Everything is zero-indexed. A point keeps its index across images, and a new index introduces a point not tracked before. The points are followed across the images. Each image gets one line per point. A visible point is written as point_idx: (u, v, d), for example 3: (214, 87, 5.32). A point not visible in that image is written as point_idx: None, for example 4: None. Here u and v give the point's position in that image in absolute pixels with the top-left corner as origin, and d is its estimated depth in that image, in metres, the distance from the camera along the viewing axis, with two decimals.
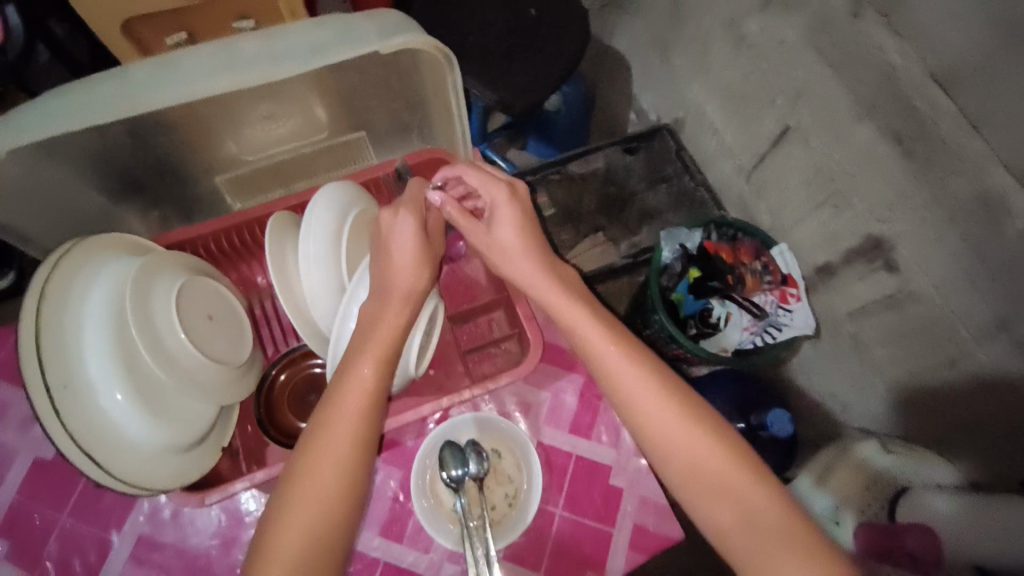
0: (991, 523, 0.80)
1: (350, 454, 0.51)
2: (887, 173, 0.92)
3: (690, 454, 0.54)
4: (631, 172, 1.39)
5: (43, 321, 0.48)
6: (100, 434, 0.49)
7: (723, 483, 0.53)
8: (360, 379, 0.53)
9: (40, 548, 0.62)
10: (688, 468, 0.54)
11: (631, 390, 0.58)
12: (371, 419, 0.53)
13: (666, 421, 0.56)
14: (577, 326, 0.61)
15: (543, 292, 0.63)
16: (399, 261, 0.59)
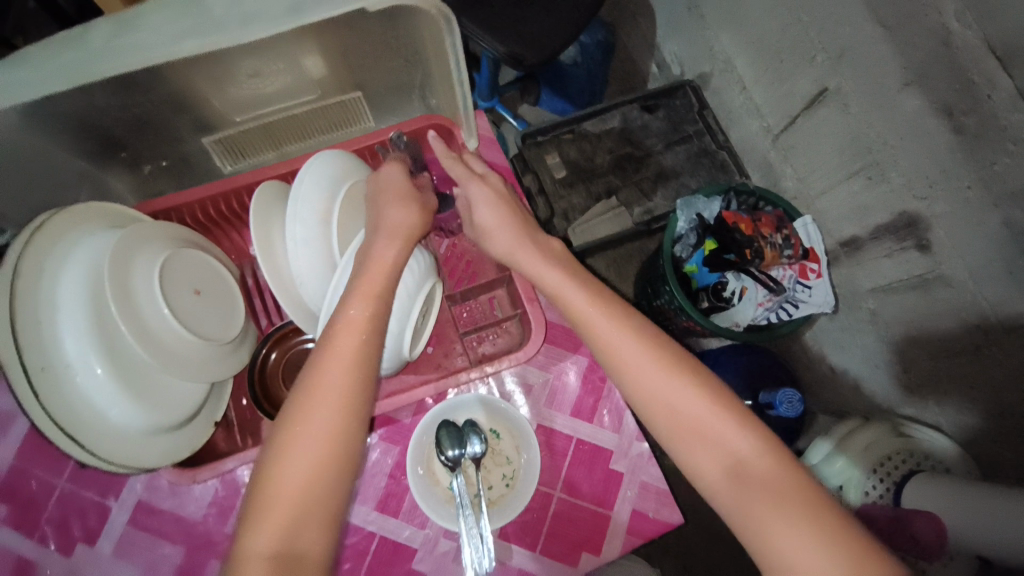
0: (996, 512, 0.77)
1: (350, 393, 0.48)
2: (927, 148, 0.87)
3: (677, 407, 0.52)
4: (649, 130, 1.33)
5: (17, 301, 0.47)
6: (83, 417, 0.48)
7: (708, 432, 0.50)
8: (351, 325, 0.50)
9: (40, 511, 0.64)
10: (676, 422, 0.51)
11: (615, 348, 0.55)
12: (369, 358, 0.50)
13: (653, 376, 0.53)
14: (588, 321, 0.56)
15: (545, 278, 0.60)
16: (382, 227, 0.55)
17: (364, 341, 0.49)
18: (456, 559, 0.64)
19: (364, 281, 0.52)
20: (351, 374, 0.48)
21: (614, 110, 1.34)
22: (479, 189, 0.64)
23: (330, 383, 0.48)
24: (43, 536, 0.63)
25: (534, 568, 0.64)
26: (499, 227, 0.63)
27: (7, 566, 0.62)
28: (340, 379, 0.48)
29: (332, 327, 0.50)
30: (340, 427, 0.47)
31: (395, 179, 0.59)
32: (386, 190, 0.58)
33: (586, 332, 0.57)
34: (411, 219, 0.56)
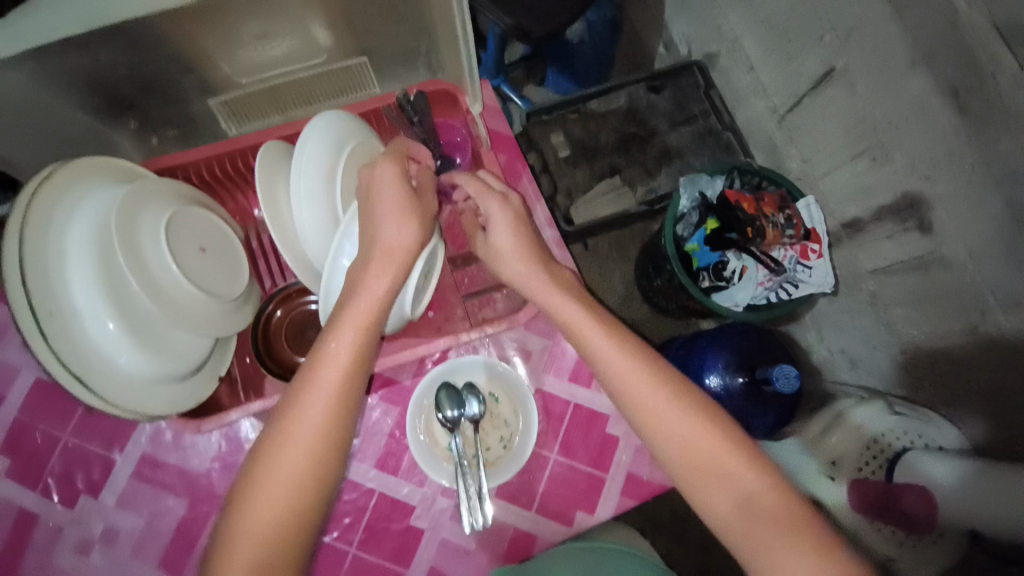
0: (983, 487, 0.79)
1: (328, 432, 0.48)
2: (932, 127, 0.86)
3: (692, 445, 0.52)
4: (655, 110, 1.33)
5: (26, 247, 0.47)
6: (91, 363, 0.49)
7: (720, 471, 0.51)
8: (333, 365, 0.50)
9: (45, 463, 0.65)
10: (691, 460, 0.52)
11: (632, 384, 0.55)
12: (350, 399, 0.50)
13: (670, 414, 0.53)
14: (600, 356, 0.57)
15: (558, 309, 0.59)
16: (379, 241, 0.52)
17: (343, 385, 0.50)
18: (453, 517, 0.66)
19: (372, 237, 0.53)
20: (331, 412, 0.49)
21: (620, 90, 1.34)
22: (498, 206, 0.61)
23: (308, 421, 0.48)
24: (45, 489, 0.65)
25: (528, 527, 0.66)
26: (513, 251, 0.61)
27: (7, 519, 0.64)
28: (318, 418, 0.48)
29: (318, 359, 0.50)
30: (314, 466, 0.48)
31: (389, 189, 0.54)
32: (384, 205, 0.53)
33: (602, 366, 0.57)
34: (408, 240, 0.53)
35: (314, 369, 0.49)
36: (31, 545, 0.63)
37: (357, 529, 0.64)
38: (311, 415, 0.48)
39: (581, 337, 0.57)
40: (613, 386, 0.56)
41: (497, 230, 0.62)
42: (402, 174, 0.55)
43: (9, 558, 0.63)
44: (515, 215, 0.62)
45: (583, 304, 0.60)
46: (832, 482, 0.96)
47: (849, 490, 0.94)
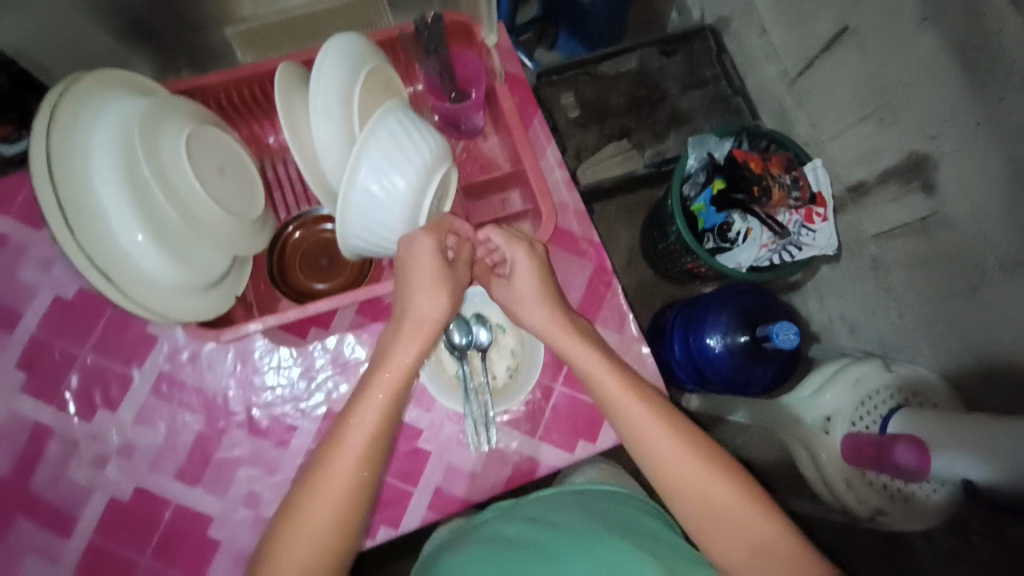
0: (963, 438, 0.80)
1: (351, 492, 0.52)
2: (939, 85, 0.86)
3: (708, 498, 0.53)
4: (666, 74, 1.33)
5: (54, 145, 0.49)
6: (115, 261, 0.51)
7: (733, 520, 0.52)
8: (361, 424, 0.53)
9: (61, 378, 0.67)
10: (706, 511, 0.53)
11: (653, 439, 0.56)
12: (370, 468, 0.53)
13: (688, 469, 0.55)
14: (618, 407, 0.58)
15: (578, 360, 0.60)
16: (413, 313, 0.56)
17: (370, 445, 0.53)
18: (460, 441, 0.68)
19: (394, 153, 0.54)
20: (353, 475, 0.52)
21: (632, 53, 1.33)
22: (526, 258, 0.61)
23: (335, 481, 0.51)
24: (62, 403, 0.67)
25: (533, 453, 0.68)
26: (538, 299, 0.62)
27: (24, 432, 0.66)
28: (340, 483, 0.52)
29: (344, 427, 0.53)
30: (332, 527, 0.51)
31: (427, 265, 0.56)
32: (421, 278, 0.56)
33: (621, 420, 0.58)
34: (440, 310, 0.57)
35: (338, 439, 0.53)
36: (48, 457, 0.66)
37: None
38: (333, 480, 0.51)
39: (599, 387, 0.58)
40: (633, 441, 0.57)
41: (520, 275, 0.62)
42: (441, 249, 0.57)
43: (28, 468, 0.65)
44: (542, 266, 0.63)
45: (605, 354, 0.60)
46: (828, 437, 0.96)
47: (844, 444, 0.93)
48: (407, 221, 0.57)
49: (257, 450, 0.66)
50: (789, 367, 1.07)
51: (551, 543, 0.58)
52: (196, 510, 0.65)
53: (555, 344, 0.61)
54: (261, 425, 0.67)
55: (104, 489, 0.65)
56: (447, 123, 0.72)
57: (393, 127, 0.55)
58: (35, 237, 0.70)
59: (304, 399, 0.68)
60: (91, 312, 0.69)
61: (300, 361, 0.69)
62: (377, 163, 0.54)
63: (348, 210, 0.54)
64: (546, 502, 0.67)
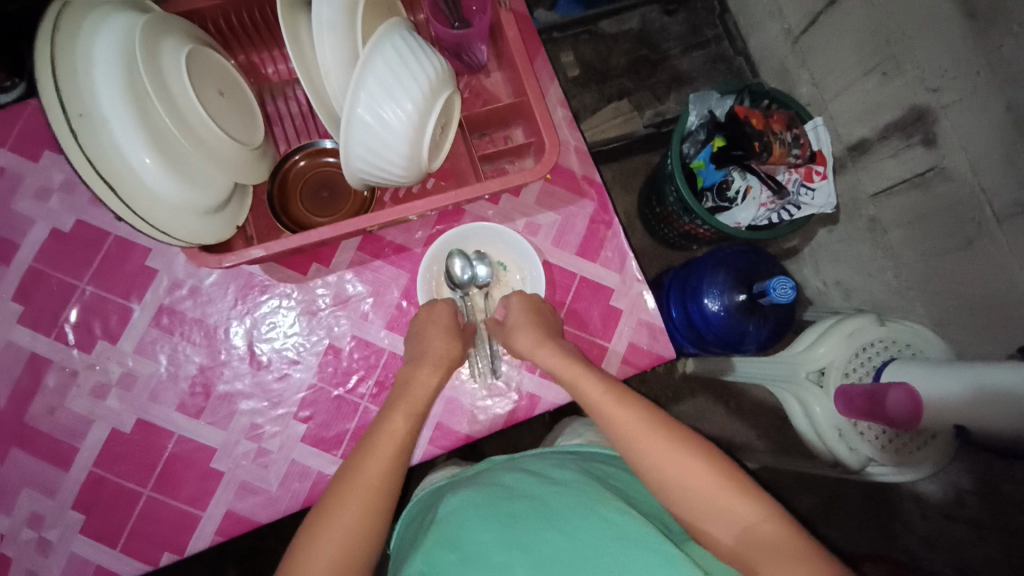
0: (957, 386, 0.80)
1: (383, 485, 0.52)
2: (943, 35, 0.85)
3: (687, 487, 0.52)
4: (668, 33, 1.31)
5: (57, 49, 0.48)
6: (119, 174, 0.50)
7: (715, 504, 0.51)
8: (393, 432, 0.56)
9: (61, 310, 0.67)
10: (689, 500, 0.52)
11: (636, 432, 0.56)
12: (397, 475, 0.54)
13: (668, 458, 0.54)
14: (596, 407, 0.59)
15: (564, 373, 0.61)
16: (429, 353, 0.61)
17: (403, 447, 0.55)
18: (461, 376, 0.69)
19: (398, 72, 0.53)
20: (384, 474, 0.53)
21: (634, 11, 1.31)
22: (519, 300, 0.65)
23: (369, 474, 0.52)
24: (61, 335, 0.66)
25: (532, 390, 0.69)
26: (531, 325, 0.64)
27: (20, 363, 0.66)
28: (372, 483, 0.52)
29: (372, 439, 0.55)
30: (362, 526, 0.49)
31: (440, 320, 0.63)
32: (434, 328, 0.63)
33: (602, 420, 0.59)
34: (455, 353, 0.62)
35: (367, 451, 0.54)
36: (44, 389, 0.65)
37: (367, 383, 0.67)
38: (365, 478, 0.52)
39: (579, 395, 0.59)
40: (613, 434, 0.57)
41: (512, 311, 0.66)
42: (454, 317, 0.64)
43: (26, 399, 0.65)
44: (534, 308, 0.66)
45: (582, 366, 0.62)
46: (822, 390, 0.97)
47: (839, 394, 0.94)
48: (412, 144, 0.56)
49: (259, 383, 0.66)
50: (787, 322, 1.08)
51: (551, 496, 0.57)
52: (197, 442, 0.65)
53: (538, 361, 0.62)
54: (263, 359, 0.67)
55: (104, 420, 0.65)
56: (450, 53, 0.72)
57: (398, 44, 0.54)
58: (30, 168, 0.69)
59: (305, 335, 0.68)
60: (91, 243, 0.68)
61: (301, 298, 0.69)
62: (383, 80, 0.53)
63: (352, 129, 0.53)
64: (542, 457, 0.67)
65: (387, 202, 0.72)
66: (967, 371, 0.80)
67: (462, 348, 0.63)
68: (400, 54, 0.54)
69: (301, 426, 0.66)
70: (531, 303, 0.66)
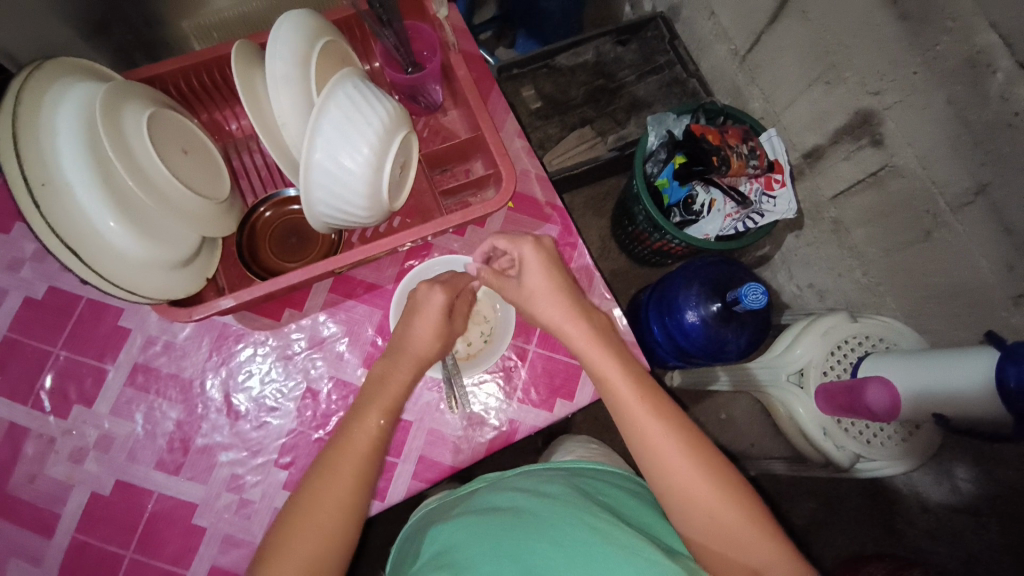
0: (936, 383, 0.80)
1: (355, 484, 0.53)
2: (879, 41, 0.89)
3: (711, 511, 0.52)
4: (622, 62, 1.36)
5: (18, 122, 0.50)
6: (83, 237, 0.52)
7: (717, 518, 0.51)
8: (366, 429, 0.56)
9: (36, 377, 0.66)
10: (707, 525, 0.52)
11: (647, 433, 0.55)
12: (372, 470, 0.55)
13: (688, 475, 0.53)
14: (613, 390, 0.58)
15: (589, 352, 0.60)
16: (403, 387, 0.61)
17: (374, 449, 0.56)
18: (440, 408, 0.69)
19: (351, 116, 0.56)
20: (359, 474, 0.54)
21: (588, 43, 1.34)
22: (533, 255, 0.62)
23: (339, 479, 0.53)
24: (37, 402, 0.66)
25: (512, 416, 0.70)
26: (549, 290, 0.62)
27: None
28: (344, 484, 0.53)
29: (347, 436, 0.56)
30: (335, 531, 0.51)
31: (432, 316, 0.61)
32: (422, 324, 0.61)
33: (622, 416, 0.58)
34: (434, 353, 0.62)
35: (341, 448, 0.55)
36: (24, 459, 0.65)
37: None
38: (338, 478, 0.53)
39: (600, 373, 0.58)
40: (627, 427, 0.57)
41: (529, 272, 0.63)
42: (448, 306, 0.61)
43: (7, 470, 0.64)
44: (551, 261, 0.64)
45: (612, 348, 0.61)
46: (803, 391, 0.98)
47: (821, 394, 0.94)
48: (372, 184, 0.58)
49: (237, 433, 0.66)
50: (763, 326, 1.09)
51: (542, 510, 0.57)
52: (178, 499, 0.64)
53: (564, 334, 0.61)
54: (240, 409, 0.67)
55: (83, 484, 0.64)
56: (406, 96, 0.76)
57: (350, 91, 0.57)
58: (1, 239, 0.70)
59: (282, 381, 0.68)
60: (65, 307, 0.69)
61: (276, 343, 0.69)
62: (338, 125, 0.55)
63: (313, 173, 0.56)
64: (533, 475, 0.66)
65: (355, 242, 0.74)
66: (949, 363, 0.79)
67: (440, 349, 0.63)
68: (352, 100, 0.56)
69: (282, 473, 0.65)
70: (548, 255, 0.64)
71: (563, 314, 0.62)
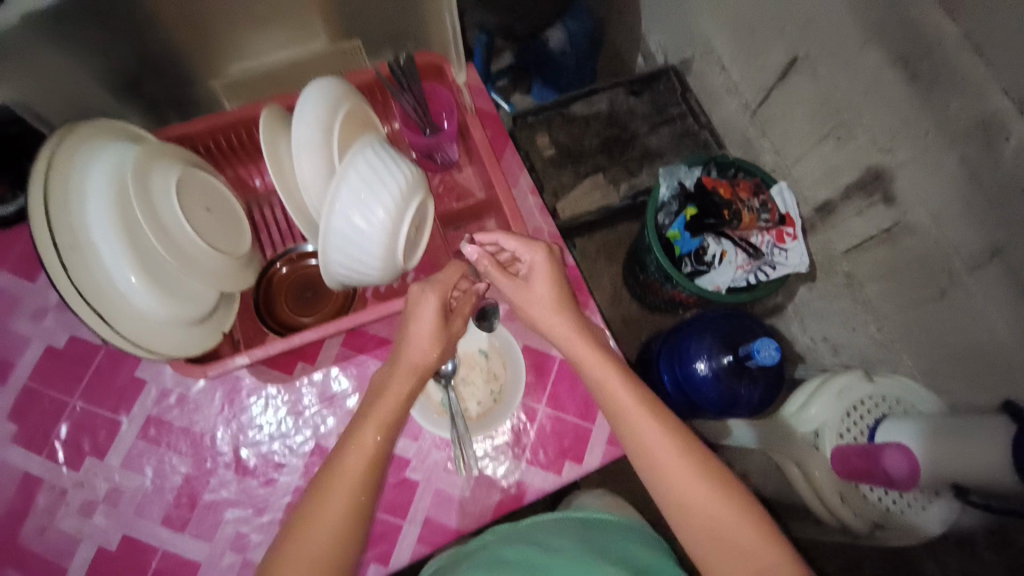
0: (952, 450, 0.79)
1: (349, 512, 0.52)
2: (888, 101, 0.91)
3: (728, 532, 0.52)
4: (635, 114, 1.37)
5: (51, 186, 0.52)
6: (106, 300, 0.54)
7: (731, 535, 0.51)
8: (361, 445, 0.55)
9: (51, 428, 0.67)
10: (725, 546, 0.51)
11: (656, 450, 0.56)
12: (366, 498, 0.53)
13: (703, 493, 0.53)
14: (618, 407, 0.58)
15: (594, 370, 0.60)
16: None
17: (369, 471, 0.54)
18: (448, 468, 0.69)
19: (370, 182, 0.57)
20: (349, 506, 0.52)
21: (602, 94, 1.38)
22: (543, 260, 0.64)
23: (332, 504, 0.52)
24: (52, 452, 0.67)
25: (520, 477, 0.69)
26: (550, 298, 0.63)
27: (14, 484, 0.66)
28: (336, 512, 0.51)
29: (338, 453, 0.54)
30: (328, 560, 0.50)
31: (428, 320, 0.60)
32: (418, 332, 0.60)
33: (634, 441, 0.57)
34: (432, 362, 0.60)
35: (336, 467, 0.54)
36: (36, 510, 0.65)
37: None
38: (332, 503, 0.52)
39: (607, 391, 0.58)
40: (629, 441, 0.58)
41: (537, 277, 0.64)
42: (442, 309, 0.61)
43: (19, 520, 0.65)
44: (558, 272, 0.65)
45: (618, 366, 0.60)
46: (818, 452, 0.96)
47: (836, 455, 0.91)
48: (386, 248, 0.60)
49: (245, 490, 0.66)
50: (777, 381, 1.08)
51: (545, 562, 0.57)
52: (183, 556, 0.64)
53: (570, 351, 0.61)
54: (249, 465, 0.67)
55: (91, 539, 0.64)
56: (422, 155, 0.79)
57: (371, 157, 0.58)
58: (28, 289, 0.72)
59: (291, 436, 0.68)
60: (84, 358, 0.70)
61: (288, 398, 0.70)
62: (357, 190, 0.57)
63: (330, 236, 0.57)
64: (544, 527, 0.66)
65: (369, 298, 0.75)
66: (954, 429, 0.80)
67: (438, 357, 0.61)
68: (372, 169, 0.58)
69: None
70: (558, 266, 0.65)
71: (570, 331, 0.63)
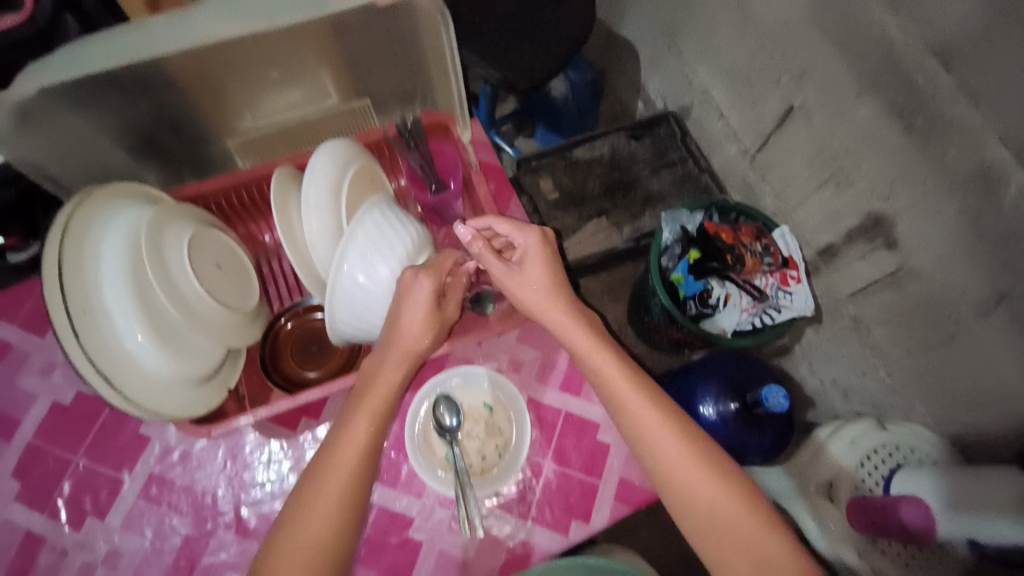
0: (966, 500, 0.76)
1: (333, 524, 0.52)
2: (885, 150, 0.92)
3: (730, 522, 0.55)
4: (636, 158, 1.40)
5: (66, 252, 0.53)
6: (115, 364, 0.54)
7: (732, 526, 0.55)
8: (351, 440, 0.55)
9: (53, 487, 0.67)
10: (726, 535, 0.55)
11: (661, 448, 0.58)
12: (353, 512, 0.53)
13: (705, 487, 0.56)
14: (623, 407, 0.61)
15: (600, 370, 0.63)
16: None
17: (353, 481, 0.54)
18: (452, 527, 0.67)
19: (377, 243, 0.59)
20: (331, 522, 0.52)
21: (604, 139, 1.41)
22: (537, 243, 0.66)
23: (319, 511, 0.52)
24: (53, 512, 0.66)
25: (525, 537, 0.67)
26: (546, 282, 0.65)
27: (13, 545, 0.65)
28: (323, 523, 0.52)
29: (325, 462, 0.54)
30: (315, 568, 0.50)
31: (422, 305, 0.58)
32: (412, 316, 0.58)
33: (640, 440, 0.60)
34: (425, 346, 0.60)
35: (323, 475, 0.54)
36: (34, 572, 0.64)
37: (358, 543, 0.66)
38: (318, 512, 0.52)
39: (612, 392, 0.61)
40: (629, 428, 0.61)
41: (530, 259, 0.66)
42: (435, 293, 0.59)
43: None
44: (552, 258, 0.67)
45: (623, 368, 0.63)
46: (832, 504, 0.95)
47: (850, 509, 0.91)
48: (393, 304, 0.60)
49: (245, 551, 0.65)
50: (787, 428, 1.06)
51: None
52: None
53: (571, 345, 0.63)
54: (250, 524, 0.66)
55: None
56: (428, 208, 0.81)
57: (378, 219, 0.60)
58: (38, 344, 0.73)
59: None
60: (90, 414, 0.70)
61: (291, 454, 0.69)
62: (364, 250, 0.58)
63: (338, 295, 0.58)
64: None
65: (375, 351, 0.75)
66: (968, 478, 0.78)
67: (431, 341, 0.60)
68: (379, 232, 0.59)
69: None
70: (552, 251, 0.67)
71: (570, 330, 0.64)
